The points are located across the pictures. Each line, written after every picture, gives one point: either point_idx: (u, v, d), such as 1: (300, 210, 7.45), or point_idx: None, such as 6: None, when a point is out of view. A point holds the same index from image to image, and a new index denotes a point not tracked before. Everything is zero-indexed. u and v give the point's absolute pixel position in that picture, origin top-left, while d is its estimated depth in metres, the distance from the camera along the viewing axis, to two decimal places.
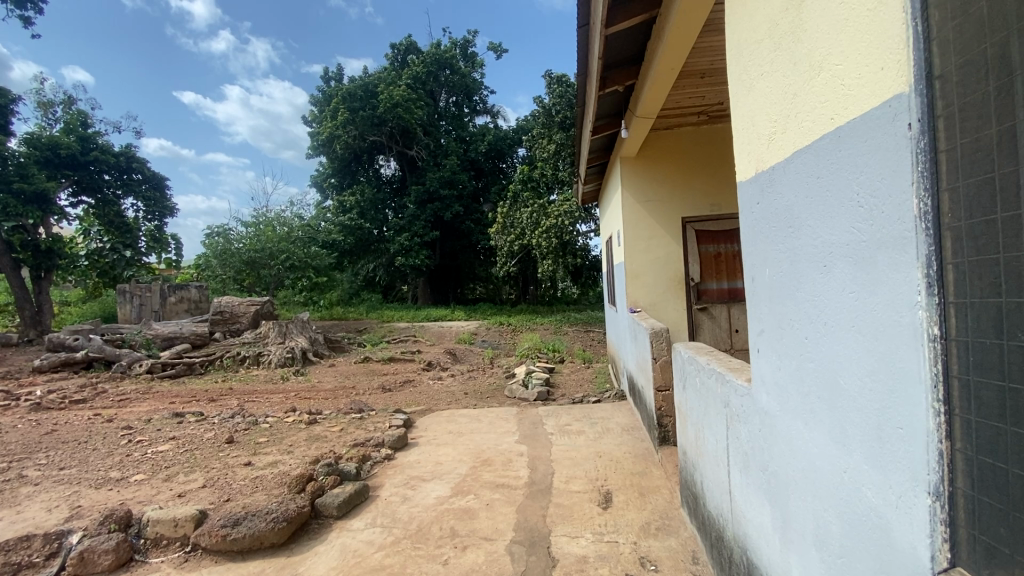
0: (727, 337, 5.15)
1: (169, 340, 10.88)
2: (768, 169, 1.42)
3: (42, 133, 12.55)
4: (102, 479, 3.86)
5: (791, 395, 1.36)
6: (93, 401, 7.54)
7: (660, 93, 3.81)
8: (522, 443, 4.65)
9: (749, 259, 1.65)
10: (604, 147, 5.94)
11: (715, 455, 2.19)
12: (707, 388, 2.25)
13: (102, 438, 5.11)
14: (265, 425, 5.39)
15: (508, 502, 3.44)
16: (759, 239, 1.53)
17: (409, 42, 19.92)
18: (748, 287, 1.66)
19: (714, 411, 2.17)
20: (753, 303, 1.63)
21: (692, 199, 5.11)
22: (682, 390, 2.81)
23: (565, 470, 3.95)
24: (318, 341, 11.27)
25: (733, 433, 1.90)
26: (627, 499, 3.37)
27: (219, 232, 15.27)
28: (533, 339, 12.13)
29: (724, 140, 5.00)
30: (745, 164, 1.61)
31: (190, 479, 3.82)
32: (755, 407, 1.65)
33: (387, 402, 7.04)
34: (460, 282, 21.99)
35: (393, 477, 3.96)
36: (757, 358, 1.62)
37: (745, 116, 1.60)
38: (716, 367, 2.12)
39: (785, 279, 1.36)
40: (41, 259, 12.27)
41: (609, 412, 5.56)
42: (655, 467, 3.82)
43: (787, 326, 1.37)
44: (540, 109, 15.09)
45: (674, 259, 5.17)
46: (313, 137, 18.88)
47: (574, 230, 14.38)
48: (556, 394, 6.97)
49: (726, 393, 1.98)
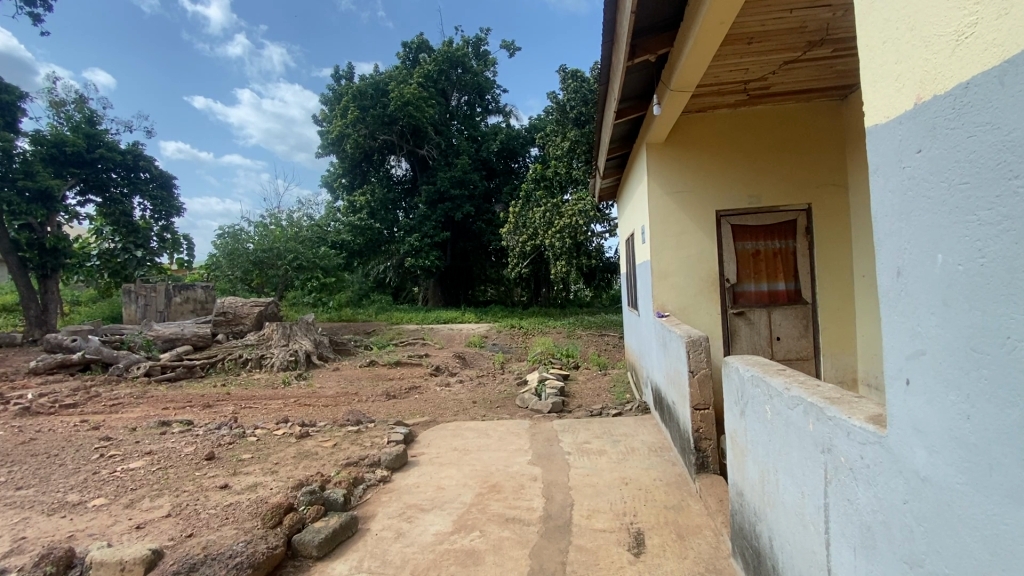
0: (768, 346, 4.55)
1: (170, 341, 10.50)
2: (957, 87, 0.87)
3: (49, 130, 12.23)
4: (58, 503, 3.39)
5: (1008, 467, 0.81)
6: (84, 406, 7.13)
7: (702, 61, 3.24)
8: (536, 465, 4.10)
9: (887, 243, 1.09)
10: (626, 135, 5.40)
11: (799, 515, 1.64)
12: (788, 422, 1.68)
13: (75, 451, 4.64)
14: (253, 438, 4.90)
15: (519, 544, 2.89)
16: (917, 210, 0.98)
17: (421, 41, 19.54)
18: (885, 281, 1.11)
19: (800, 456, 1.60)
20: (892, 310, 1.09)
21: (730, 191, 4.53)
22: (738, 417, 2.24)
23: (586, 501, 3.39)
24: (323, 343, 10.82)
25: (838, 492, 1.35)
26: (663, 543, 2.81)
27: (230, 233, 15.13)
28: (545, 343, 11.60)
29: (766, 124, 4.45)
30: (890, 98, 1.05)
31: (156, 505, 3.32)
32: (897, 468, 1.10)
33: (389, 412, 6.51)
34: (471, 284, 21.49)
35: (387, 506, 3.43)
36: (903, 396, 1.07)
37: (890, 26, 1.05)
38: (804, 394, 1.57)
39: (995, 272, 0.81)
40: (46, 258, 11.95)
41: (632, 427, 4.99)
42: (693, 502, 3.25)
43: (996, 350, 0.82)
44: (554, 105, 14.69)
45: (707, 258, 4.57)
46: (323, 136, 18.53)
47: (589, 231, 13.80)
48: (571, 405, 6.39)
49: (826, 435, 1.42)
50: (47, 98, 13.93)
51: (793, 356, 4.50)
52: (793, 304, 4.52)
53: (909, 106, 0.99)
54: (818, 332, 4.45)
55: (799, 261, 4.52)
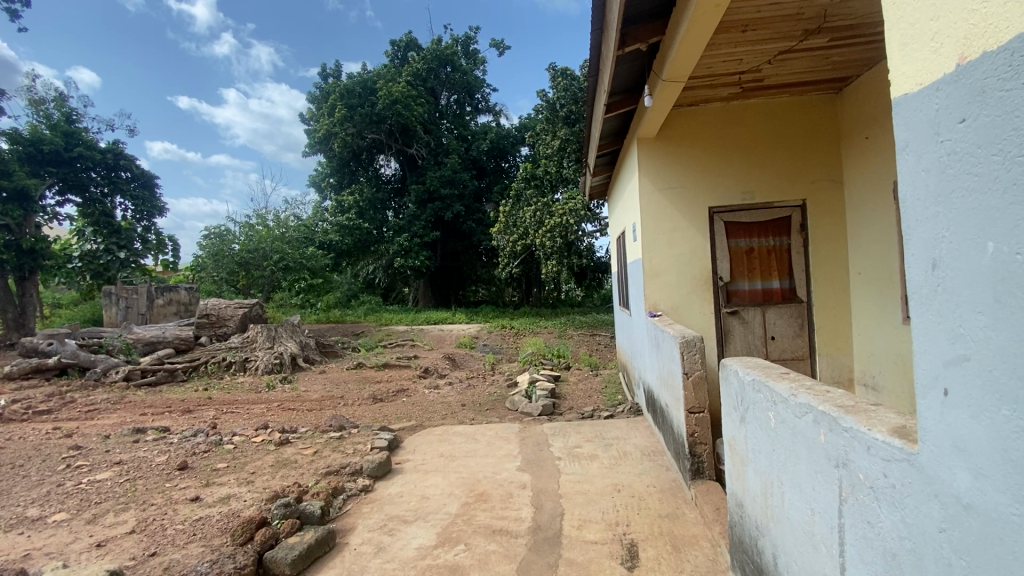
0: (762, 346, 4.44)
1: (151, 344, 10.20)
2: (1014, 39, 0.73)
3: (26, 127, 11.82)
4: (14, 519, 3.16)
5: None
6: (58, 412, 6.85)
7: (696, 50, 3.10)
8: (525, 472, 3.94)
9: (923, 231, 0.94)
10: (616, 130, 5.27)
11: (808, 533, 1.49)
12: (797, 432, 1.53)
13: (41, 461, 4.40)
14: (230, 445, 4.69)
15: (506, 558, 2.73)
16: (959, 190, 0.85)
17: (410, 39, 19.29)
18: (916, 275, 0.96)
19: (810, 470, 1.46)
20: (925, 309, 0.94)
21: (724, 187, 4.41)
22: (737, 423, 2.11)
23: (576, 510, 3.24)
24: (309, 345, 10.56)
25: (854, 511, 1.21)
26: (658, 556, 2.66)
27: (215, 233, 14.79)
28: (536, 343, 11.45)
29: (760, 118, 4.34)
30: (924, 60, 0.92)
31: (120, 520, 3.12)
32: (930, 489, 0.96)
33: (375, 416, 6.32)
34: (462, 284, 21.29)
35: (368, 518, 3.25)
36: (941, 408, 0.92)
37: None
38: (814, 401, 1.43)
39: None
40: (25, 260, 11.33)
41: (624, 430, 4.85)
42: (688, 509, 3.11)
43: None
44: (544, 104, 14.56)
45: (699, 256, 4.44)
46: (310, 135, 18.20)
47: (580, 230, 13.67)
48: (562, 407, 6.24)
49: (841, 447, 1.27)
50: (26, 95, 13.52)
51: (789, 356, 4.39)
52: (788, 303, 4.41)
53: (951, 67, 0.85)
54: (813, 331, 4.34)
55: (794, 259, 4.41)
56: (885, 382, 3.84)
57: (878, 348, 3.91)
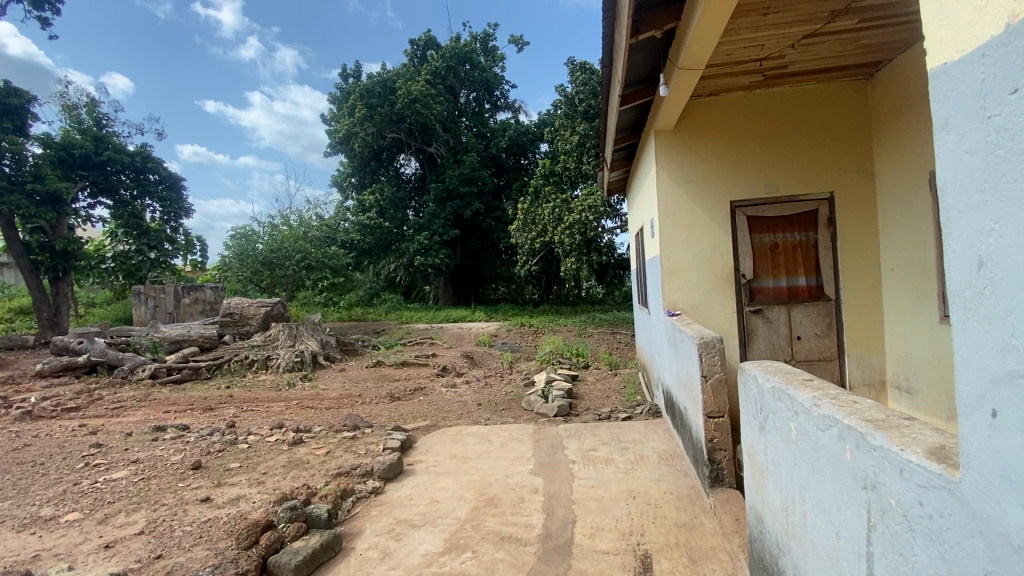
0: (787, 346, 4.24)
1: (176, 343, 10.40)
2: None
3: (59, 133, 12.18)
4: (29, 519, 3.21)
5: None
6: (86, 409, 7.01)
7: (712, 36, 2.93)
8: (538, 475, 3.83)
9: (969, 225, 0.80)
10: (634, 123, 5.09)
11: (834, 558, 1.35)
12: (821, 444, 1.39)
13: (62, 459, 4.48)
14: (245, 445, 4.70)
15: (514, 567, 2.64)
16: (1012, 175, 0.71)
17: (429, 37, 19.27)
18: (957, 277, 0.83)
19: (835, 488, 1.32)
20: (970, 315, 0.80)
21: (745, 180, 4.21)
22: (757, 432, 1.96)
23: (589, 517, 3.12)
24: (329, 343, 10.65)
25: (884, 541, 1.07)
26: (673, 569, 2.53)
27: (240, 233, 14.99)
28: (555, 341, 11.32)
29: (784, 106, 4.14)
30: (968, 21, 0.79)
31: (131, 521, 3.13)
32: (972, 525, 0.82)
33: (391, 415, 6.29)
34: (482, 282, 21.23)
35: (375, 522, 3.20)
36: (988, 432, 0.78)
37: None
38: (839, 414, 1.29)
39: None
40: (58, 261, 11.85)
41: (642, 432, 4.71)
42: (707, 519, 2.96)
43: None
44: (563, 98, 14.34)
45: (720, 252, 4.25)
46: (332, 135, 18.34)
47: (599, 227, 13.47)
48: (579, 408, 6.11)
49: (870, 467, 1.13)
50: (60, 101, 13.94)
51: (816, 356, 4.18)
52: (814, 301, 4.19)
53: (998, 29, 0.72)
54: (841, 330, 4.12)
55: (821, 255, 4.20)
56: (921, 385, 3.61)
57: (914, 349, 3.68)
